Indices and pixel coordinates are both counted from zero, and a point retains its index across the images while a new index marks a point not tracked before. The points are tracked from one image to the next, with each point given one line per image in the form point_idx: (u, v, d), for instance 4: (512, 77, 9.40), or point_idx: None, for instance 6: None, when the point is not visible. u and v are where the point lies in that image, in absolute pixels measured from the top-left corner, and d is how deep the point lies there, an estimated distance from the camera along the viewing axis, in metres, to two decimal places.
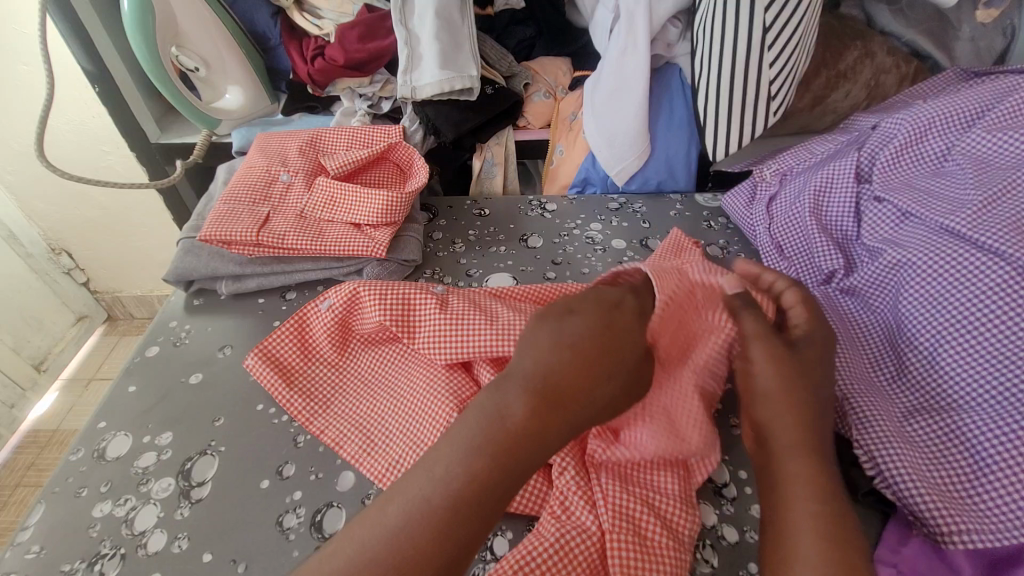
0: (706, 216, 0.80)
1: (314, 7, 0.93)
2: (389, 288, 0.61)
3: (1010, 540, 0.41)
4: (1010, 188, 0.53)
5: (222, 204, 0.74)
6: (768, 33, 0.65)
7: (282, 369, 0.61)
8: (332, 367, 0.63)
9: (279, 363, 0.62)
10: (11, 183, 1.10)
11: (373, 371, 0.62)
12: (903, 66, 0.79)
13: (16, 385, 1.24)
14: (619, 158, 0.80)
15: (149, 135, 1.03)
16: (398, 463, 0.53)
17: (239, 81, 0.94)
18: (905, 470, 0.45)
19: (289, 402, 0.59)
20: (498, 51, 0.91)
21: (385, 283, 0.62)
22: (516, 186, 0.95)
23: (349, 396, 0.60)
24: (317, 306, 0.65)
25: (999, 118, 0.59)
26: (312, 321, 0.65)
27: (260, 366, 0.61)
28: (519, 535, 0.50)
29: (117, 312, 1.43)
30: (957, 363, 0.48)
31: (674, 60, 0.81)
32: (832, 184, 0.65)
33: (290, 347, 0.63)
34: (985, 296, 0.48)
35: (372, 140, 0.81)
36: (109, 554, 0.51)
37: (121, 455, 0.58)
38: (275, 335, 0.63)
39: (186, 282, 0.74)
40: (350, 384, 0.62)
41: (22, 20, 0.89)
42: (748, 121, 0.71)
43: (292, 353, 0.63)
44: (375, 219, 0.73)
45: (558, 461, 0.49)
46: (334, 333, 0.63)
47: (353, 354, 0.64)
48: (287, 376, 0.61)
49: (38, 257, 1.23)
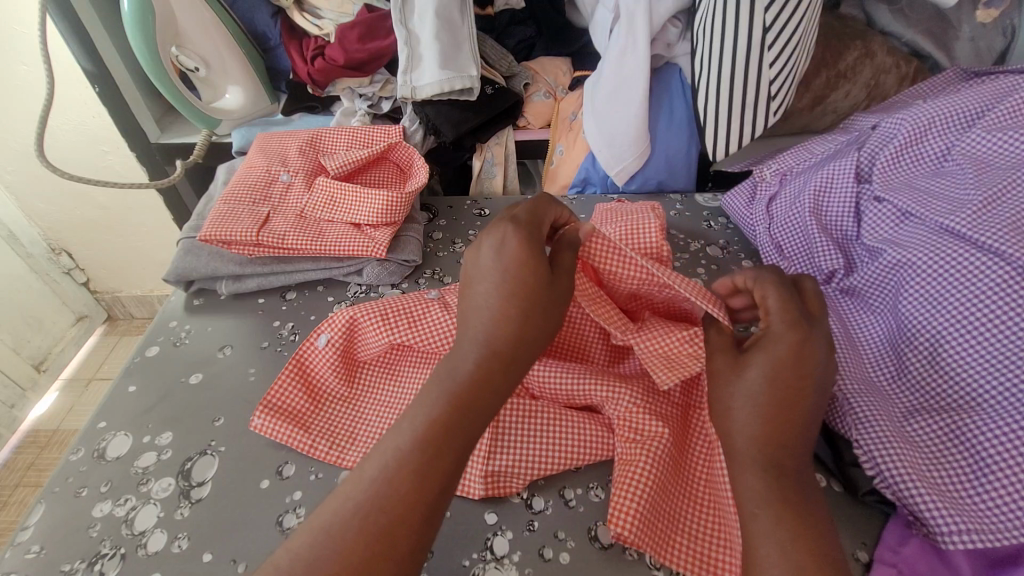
0: (706, 216, 0.81)
1: (314, 7, 0.93)
2: (387, 305, 0.61)
3: (1010, 540, 0.41)
4: (1010, 188, 0.53)
5: (222, 204, 0.74)
6: (768, 33, 0.65)
7: (293, 417, 0.58)
8: (344, 395, 0.61)
9: (287, 412, 0.58)
10: (11, 182, 1.10)
11: (394, 395, 0.59)
12: (903, 66, 0.79)
13: (16, 385, 1.24)
14: (619, 157, 0.80)
15: (149, 135, 1.03)
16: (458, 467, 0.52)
17: (239, 81, 0.94)
18: (904, 469, 0.45)
19: (314, 447, 0.56)
20: (498, 51, 0.91)
21: (382, 303, 0.62)
22: (516, 186, 0.95)
23: (371, 412, 0.59)
24: (313, 342, 0.63)
25: (999, 118, 0.59)
26: (312, 360, 0.62)
27: (272, 423, 0.57)
28: (582, 544, 0.49)
29: (116, 311, 1.43)
30: (958, 362, 0.48)
31: (674, 60, 0.81)
32: (832, 184, 0.65)
33: (296, 395, 0.60)
34: (985, 296, 0.48)
35: (372, 140, 0.81)
36: (109, 554, 0.51)
37: (121, 455, 0.58)
38: (277, 386, 0.60)
39: (186, 282, 0.74)
40: (366, 407, 0.60)
41: (22, 20, 0.89)
42: (748, 121, 0.71)
43: (300, 400, 0.60)
44: (375, 219, 0.73)
45: (609, 398, 0.53)
46: (339, 366, 0.61)
47: (364, 383, 0.62)
48: (301, 423, 0.58)
49: (38, 257, 1.23)
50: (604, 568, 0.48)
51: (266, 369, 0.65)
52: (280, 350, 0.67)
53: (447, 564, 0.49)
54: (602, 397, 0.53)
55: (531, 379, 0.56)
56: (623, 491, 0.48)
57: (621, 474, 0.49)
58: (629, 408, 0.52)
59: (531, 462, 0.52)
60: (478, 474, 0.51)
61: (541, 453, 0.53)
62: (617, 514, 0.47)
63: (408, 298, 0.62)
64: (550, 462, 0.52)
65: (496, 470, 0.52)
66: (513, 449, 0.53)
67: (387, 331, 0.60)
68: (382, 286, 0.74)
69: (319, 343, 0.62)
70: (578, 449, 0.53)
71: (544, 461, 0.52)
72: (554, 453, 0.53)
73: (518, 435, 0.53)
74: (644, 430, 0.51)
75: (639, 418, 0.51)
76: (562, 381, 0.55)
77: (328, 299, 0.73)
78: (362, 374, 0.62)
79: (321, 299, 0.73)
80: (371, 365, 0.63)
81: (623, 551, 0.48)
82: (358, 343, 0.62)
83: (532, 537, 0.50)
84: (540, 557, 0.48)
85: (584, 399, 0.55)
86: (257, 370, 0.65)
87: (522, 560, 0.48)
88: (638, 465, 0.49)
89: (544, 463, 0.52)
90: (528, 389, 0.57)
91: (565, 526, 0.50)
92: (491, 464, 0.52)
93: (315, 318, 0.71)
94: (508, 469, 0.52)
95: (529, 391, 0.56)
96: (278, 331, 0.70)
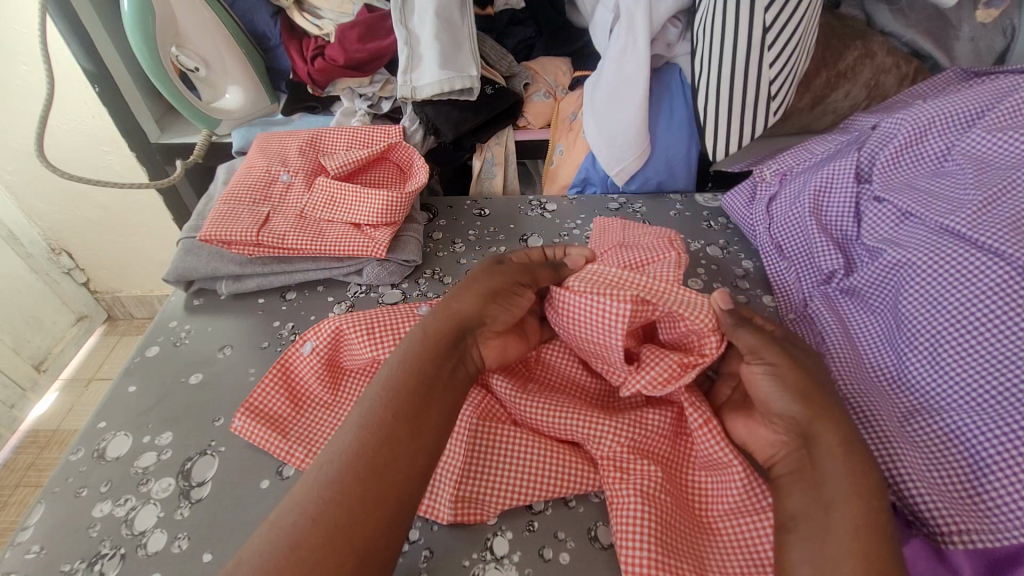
0: (706, 216, 0.81)
1: (314, 7, 0.93)
2: (374, 317, 0.60)
3: (1010, 540, 0.41)
4: (1010, 188, 0.52)
5: (222, 204, 0.74)
6: (768, 33, 0.65)
7: (270, 422, 0.58)
8: (326, 401, 0.60)
9: (266, 416, 0.58)
10: (11, 182, 1.10)
11: None
12: (903, 66, 0.79)
13: (16, 385, 1.24)
14: (619, 158, 0.80)
15: (149, 136, 1.04)
16: (432, 486, 0.51)
17: (239, 81, 0.94)
18: (903, 469, 0.45)
19: (289, 454, 0.56)
20: (498, 51, 0.91)
21: (371, 313, 0.61)
22: (515, 186, 0.95)
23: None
24: (298, 349, 0.62)
25: (999, 118, 0.59)
26: (296, 366, 0.62)
27: (251, 426, 0.57)
28: (582, 544, 0.49)
29: (116, 311, 1.43)
30: (957, 363, 0.48)
31: (674, 60, 0.81)
32: (832, 184, 0.65)
33: (278, 400, 0.59)
34: (984, 296, 0.48)
35: (372, 140, 0.81)
36: (109, 554, 0.51)
37: (121, 455, 0.58)
38: (261, 389, 0.59)
39: (186, 282, 0.74)
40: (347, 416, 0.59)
41: (22, 21, 0.89)
42: (748, 121, 0.71)
43: (282, 404, 0.59)
44: (375, 219, 0.73)
45: (595, 434, 0.52)
46: (324, 374, 0.61)
47: (346, 391, 0.61)
48: (279, 428, 0.57)
49: (37, 257, 1.23)
50: (604, 568, 0.48)
51: (266, 368, 0.65)
52: (280, 349, 0.67)
53: (448, 563, 0.49)
54: (584, 433, 0.52)
55: (513, 410, 0.54)
56: (621, 531, 0.46)
57: (619, 515, 0.47)
58: (617, 446, 0.51)
59: (510, 492, 0.51)
60: (450, 497, 0.50)
61: (526, 487, 0.51)
62: (623, 554, 0.45)
63: (396, 311, 0.61)
64: (539, 497, 0.51)
65: (475, 494, 0.51)
66: (494, 478, 0.51)
67: (373, 342, 0.58)
68: (382, 286, 0.74)
69: (303, 351, 0.61)
70: (568, 485, 0.51)
71: (527, 494, 0.51)
72: (542, 490, 0.51)
73: (504, 466, 0.52)
74: (634, 468, 0.49)
75: (626, 455, 0.50)
76: (546, 416, 0.53)
77: (328, 299, 0.73)
78: (347, 383, 0.61)
79: (321, 299, 0.73)
80: (356, 373, 0.62)
81: None
82: (345, 353, 0.61)
83: (532, 537, 0.50)
84: (540, 556, 0.48)
85: (567, 434, 0.53)
86: (257, 369, 0.65)
87: (522, 560, 0.48)
88: (632, 501, 0.47)
89: (534, 497, 0.50)
90: (511, 419, 0.55)
91: (565, 526, 0.50)
92: (465, 490, 0.51)
93: (315, 318, 0.71)
94: (489, 500, 0.51)
95: (511, 419, 0.55)
96: (278, 331, 0.70)
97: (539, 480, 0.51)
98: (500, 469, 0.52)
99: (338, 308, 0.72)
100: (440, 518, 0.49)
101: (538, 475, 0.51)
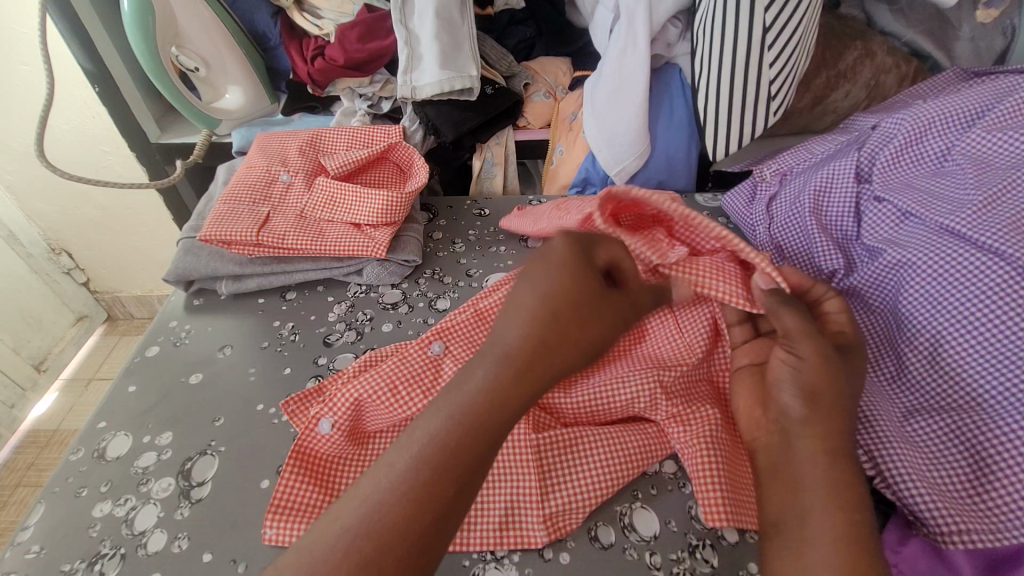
0: (706, 216, 0.80)
1: (314, 7, 0.93)
2: (391, 373, 0.55)
3: (1010, 540, 0.41)
4: (1009, 188, 0.53)
5: (222, 204, 0.74)
6: (768, 33, 0.65)
7: (306, 514, 0.51)
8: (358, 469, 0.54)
9: (304, 511, 0.51)
10: (11, 182, 1.09)
11: None
12: (903, 66, 0.79)
13: (16, 385, 1.25)
14: (619, 158, 0.80)
15: (150, 135, 1.03)
16: (513, 518, 0.49)
17: (239, 81, 0.94)
18: (903, 469, 0.45)
19: None
20: (498, 51, 0.91)
21: (383, 371, 0.56)
22: (516, 185, 0.95)
23: None
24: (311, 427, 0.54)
25: (998, 117, 0.59)
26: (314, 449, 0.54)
27: (288, 530, 0.50)
28: (582, 544, 0.49)
29: (116, 311, 1.43)
30: (957, 362, 0.48)
31: (674, 60, 0.81)
32: (832, 184, 0.65)
33: (308, 489, 0.52)
34: (985, 296, 0.48)
35: (372, 140, 0.81)
36: (109, 554, 0.51)
37: (121, 455, 0.58)
38: (284, 484, 0.51)
39: (186, 282, 0.74)
40: None
41: (21, 21, 0.89)
42: (748, 121, 0.71)
43: (314, 493, 0.52)
44: (375, 219, 0.73)
45: (649, 400, 0.53)
46: (353, 447, 0.55)
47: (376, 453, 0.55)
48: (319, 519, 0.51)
49: (38, 257, 1.23)
50: (604, 568, 0.48)
51: (267, 369, 0.65)
52: (280, 349, 0.67)
53: (446, 563, 0.49)
54: (646, 403, 0.53)
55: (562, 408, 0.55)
56: (704, 482, 0.49)
57: (695, 468, 0.49)
58: (671, 405, 0.53)
59: (585, 488, 0.50)
60: (537, 520, 0.49)
61: (601, 478, 0.51)
62: (707, 506, 0.48)
63: (410, 359, 0.57)
64: (608, 480, 0.51)
65: (555, 510, 0.50)
66: (566, 476, 0.51)
67: (402, 404, 0.55)
68: (382, 286, 0.74)
69: (322, 430, 0.54)
70: (636, 456, 0.52)
71: (599, 482, 0.51)
72: (611, 471, 0.51)
73: (564, 468, 0.51)
74: (694, 418, 0.52)
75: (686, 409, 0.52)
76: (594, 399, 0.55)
77: (328, 299, 0.73)
78: (374, 447, 0.55)
79: (321, 299, 0.73)
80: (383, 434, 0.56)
81: (623, 551, 0.49)
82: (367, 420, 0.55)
83: None
84: (540, 556, 0.48)
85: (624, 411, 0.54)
86: (257, 369, 0.65)
87: (522, 560, 0.48)
88: (704, 453, 0.50)
89: (603, 480, 0.51)
90: (560, 418, 0.55)
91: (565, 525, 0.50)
92: (547, 505, 0.50)
93: (315, 318, 0.71)
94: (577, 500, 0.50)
95: (561, 420, 0.55)
96: (278, 331, 0.70)
97: (610, 458, 0.51)
98: (568, 465, 0.51)
99: (338, 308, 0.72)
100: (533, 543, 0.48)
101: (608, 462, 0.51)
